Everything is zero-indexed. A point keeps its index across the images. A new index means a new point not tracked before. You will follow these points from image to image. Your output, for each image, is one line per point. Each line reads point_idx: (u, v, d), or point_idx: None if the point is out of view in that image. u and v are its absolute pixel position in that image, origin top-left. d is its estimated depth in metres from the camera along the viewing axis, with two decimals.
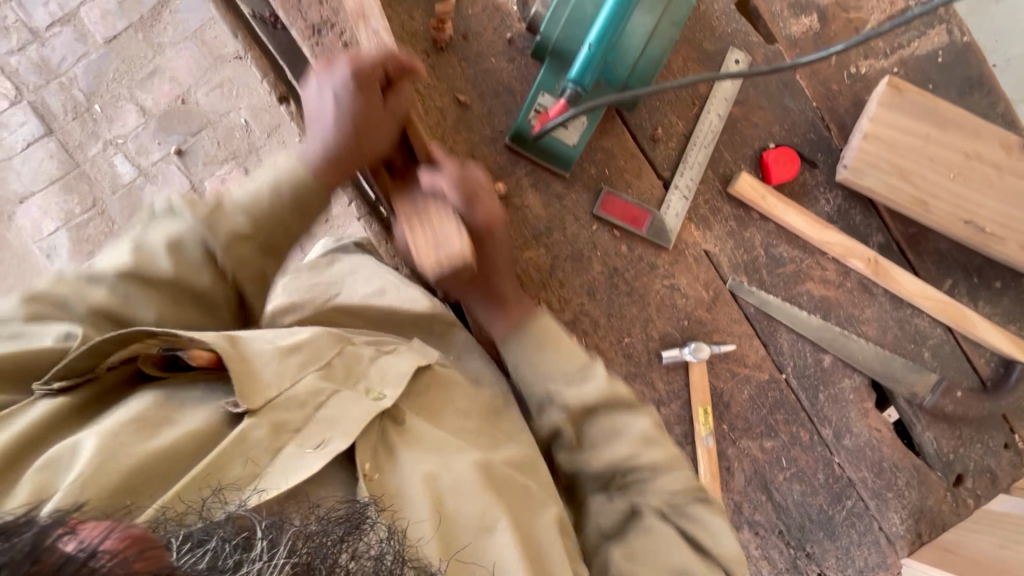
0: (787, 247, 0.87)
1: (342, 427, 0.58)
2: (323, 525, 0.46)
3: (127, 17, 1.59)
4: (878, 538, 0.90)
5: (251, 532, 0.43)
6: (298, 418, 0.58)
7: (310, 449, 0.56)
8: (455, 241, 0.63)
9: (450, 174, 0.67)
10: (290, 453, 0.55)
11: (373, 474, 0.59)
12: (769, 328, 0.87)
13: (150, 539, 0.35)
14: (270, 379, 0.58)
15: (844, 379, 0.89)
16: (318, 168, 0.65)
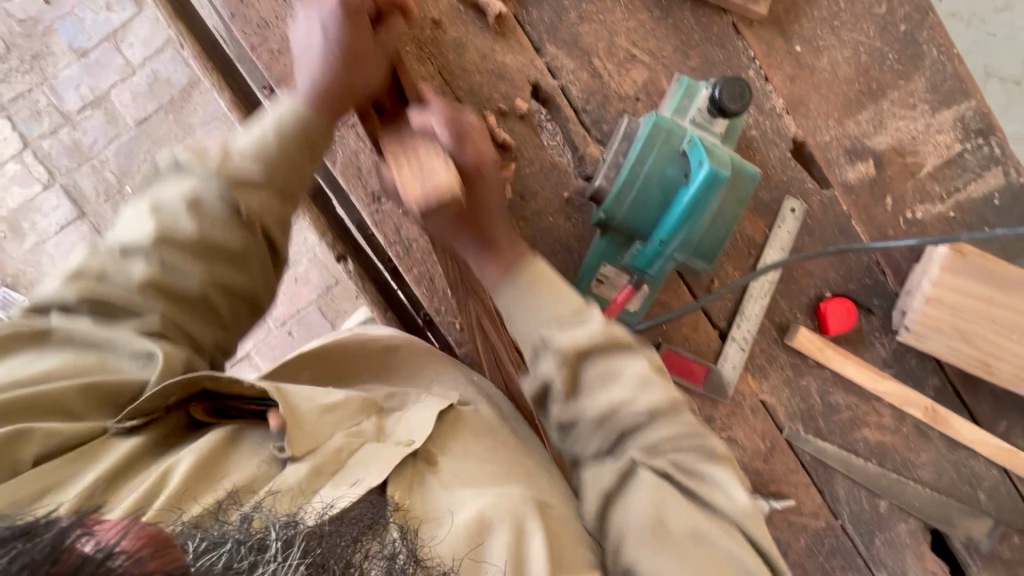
0: (842, 394, 0.86)
1: (375, 468, 0.56)
2: (335, 526, 0.45)
3: (157, 98, 1.58)
4: None
5: (266, 535, 0.41)
6: (331, 459, 0.55)
7: (344, 488, 0.53)
8: (442, 174, 0.59)
9: (439, 114, 0.62)
10: (326, 493, 0.52)
11: (403, 502, 0.54)
12: (826, 476, 0.87)
13: (167, 539, 0.36)
14: (306, 414, 0.56)
15: (900, 523, 0.88)
16: (317, 105, 0.63)
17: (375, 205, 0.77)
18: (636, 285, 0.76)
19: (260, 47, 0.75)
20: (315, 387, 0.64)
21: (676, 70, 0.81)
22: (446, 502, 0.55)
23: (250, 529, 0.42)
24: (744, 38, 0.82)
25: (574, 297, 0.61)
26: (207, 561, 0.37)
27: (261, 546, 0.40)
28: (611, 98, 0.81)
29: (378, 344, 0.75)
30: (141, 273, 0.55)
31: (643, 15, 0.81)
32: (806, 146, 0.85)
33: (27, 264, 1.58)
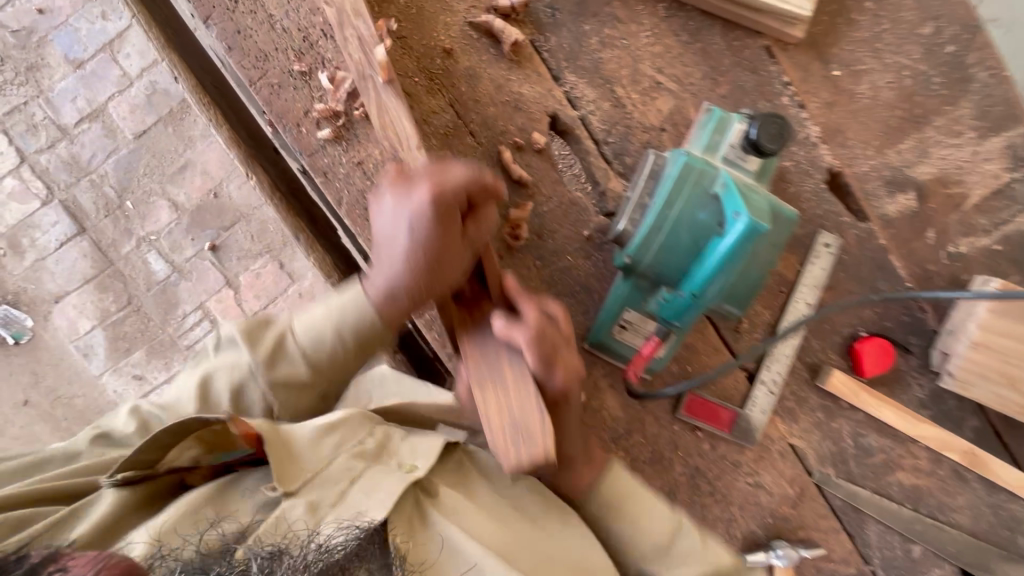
0: (877, 437, 0.82)
1: (377, 499, 0.58)
2: (316, 560, 0.49)
3: (157, 110, 1.54)
4: None
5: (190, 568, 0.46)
6: (330, 495, 0.59)
7: (345, 521, 0.56)
8: (536, 417, 0.56)
9: (530, 325, 0.57)
10: (329, 522, 0.57)
11: (406, 542, 0.58)
12: (857, 521, 0.83)
13: (133, 565, 0.46)
14: (308, 460, 0.61)
15: (935, 569, 0.84)
16: (408, 279, 0.59)
17: None
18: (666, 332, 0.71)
19: (259, 80, 0.70)
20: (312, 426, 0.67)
21: (704, 99, 0.76)
22: (442, 549, 0.60)
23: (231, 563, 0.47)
24: (777, 62, 0.77)
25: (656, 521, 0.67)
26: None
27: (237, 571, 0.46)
28: (634, 129, 0.76)
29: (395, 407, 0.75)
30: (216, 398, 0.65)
31: (669, 39, 0.75)
32: (842, 176, 0.79)
33: (29, 281, 1.55)
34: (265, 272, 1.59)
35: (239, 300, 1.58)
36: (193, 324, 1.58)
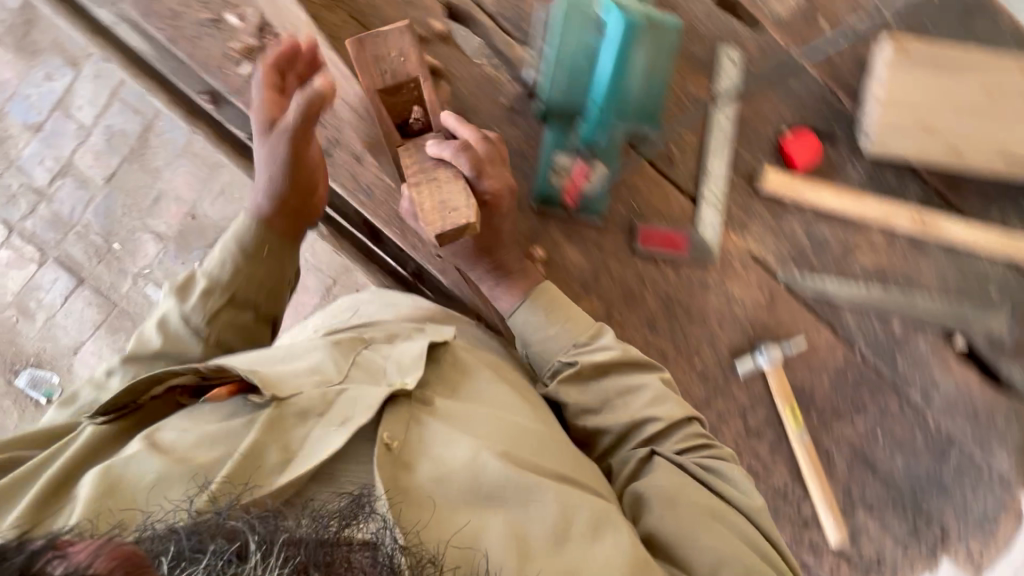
0: (828, 227, 0.86)
1: (362, 404, 0.67)
2: (317, 523, 0.51)
3: (119, 151, 1.63)
4: (990, 481, 0.90)
5: (247, 544, 0.46)
6: (320, 403, 0.68)
7: (335, 427, 0.66)
8: (461, 203, 0.68)
9: (456, 144, 0.71)
10: (318, 435, 0.65)
11: (394, 441, 0.66)
12: (833, 311, 0.86)
13: (140, 556, 0.39)
14: (291, 374, 0.71)
15: (918, 338, 0.88)
16: (268, 219, 0.78)
17: (328, 161, 0.80)
18: (591, 163, 0.79)
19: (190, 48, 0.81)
20: (293, 351, 0.77)
21: None
22: (439, 448, 0.67)
23: (229, 539, 0.47)
24: None
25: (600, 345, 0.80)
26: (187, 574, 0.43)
27: (243, 557, 0.45)
28: None
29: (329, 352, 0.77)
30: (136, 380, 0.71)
31: None
32: None
33: (44, 340, 1.63)
34: None
35: None
36: None
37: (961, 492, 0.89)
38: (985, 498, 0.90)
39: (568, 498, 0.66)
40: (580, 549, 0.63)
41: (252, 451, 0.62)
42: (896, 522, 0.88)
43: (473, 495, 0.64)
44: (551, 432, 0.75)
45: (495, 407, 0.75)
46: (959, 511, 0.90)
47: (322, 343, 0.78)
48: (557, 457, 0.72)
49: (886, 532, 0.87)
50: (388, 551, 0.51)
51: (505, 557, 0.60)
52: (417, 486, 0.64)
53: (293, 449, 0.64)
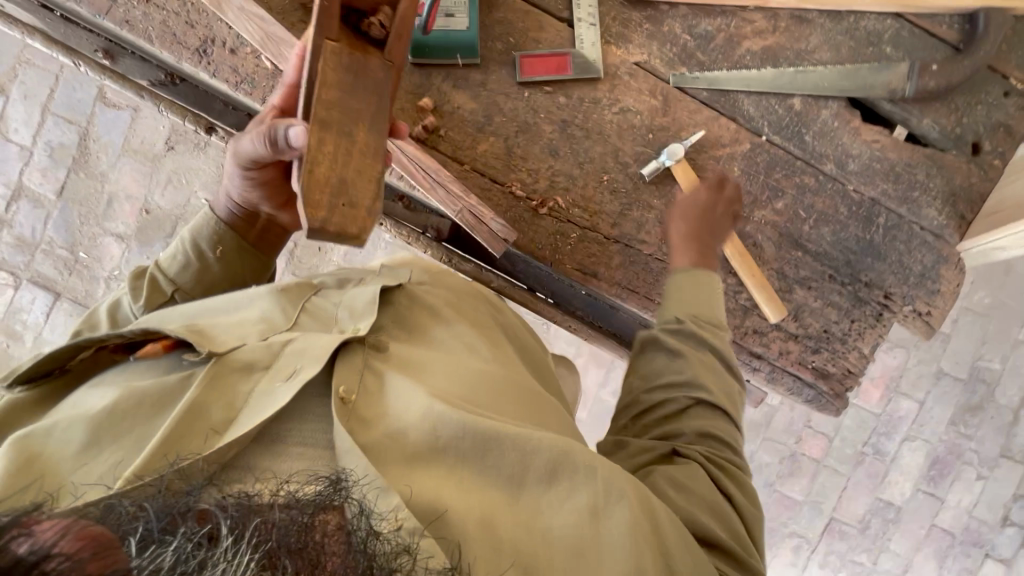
0: (708, 21, 0.87)
1: (309, 356, 0.59)
2: (292, 500, 0.43)
3: (63, 164, 1.67)
4: (925, 237, 0.91)
5: (218, 528, 0.39)
6: (265, 356, 0.60)
7: (280, 382, 0.57)
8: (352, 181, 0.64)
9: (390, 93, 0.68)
10: (264, 389, 0.57)
11: (351, 396, 0.59)
12: (730, 102, 0.88)
13: (108, 536, 0.36)
14: (230, 331, 0.63)
15: (821, 111, 0.89)
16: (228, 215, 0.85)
17: (205, 59, 0.81)
18: None
19: None
20: (233, 303, 0.70)
21: None
22: (398, 398, 0.61)
23: (197, 520, 0.40)
24: None
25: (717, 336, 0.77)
26: (154, 558, 0.36)
27: (215, 539, 0.39)
28: None
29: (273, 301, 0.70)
30: (98, 320, 0.77)
31: None
32: None
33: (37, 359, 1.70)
34: None
35: None
36: None
37: (897, 253, 0.91)
38: (924, 254, 0.91)
39: (524, 437, 0.59)
40: (536, 496, 0.58)
41: (189, 412, 0.53)
42: (836, 294, 0.90)
43: (431, 446, 0.58)
44: (502, 373, 0.71)
45: (449, 351, 0.71)
46: (900, 273, 0.91)
47: (266, 290, 0.72)
48: (507, 400, 0.68)
49: (828, 305, 0.90)
50: (360, 534, 0.43)
51: (466, 512, 0.54)
52: (373, 441, 0.57)
53: (239, 406, 0.55)
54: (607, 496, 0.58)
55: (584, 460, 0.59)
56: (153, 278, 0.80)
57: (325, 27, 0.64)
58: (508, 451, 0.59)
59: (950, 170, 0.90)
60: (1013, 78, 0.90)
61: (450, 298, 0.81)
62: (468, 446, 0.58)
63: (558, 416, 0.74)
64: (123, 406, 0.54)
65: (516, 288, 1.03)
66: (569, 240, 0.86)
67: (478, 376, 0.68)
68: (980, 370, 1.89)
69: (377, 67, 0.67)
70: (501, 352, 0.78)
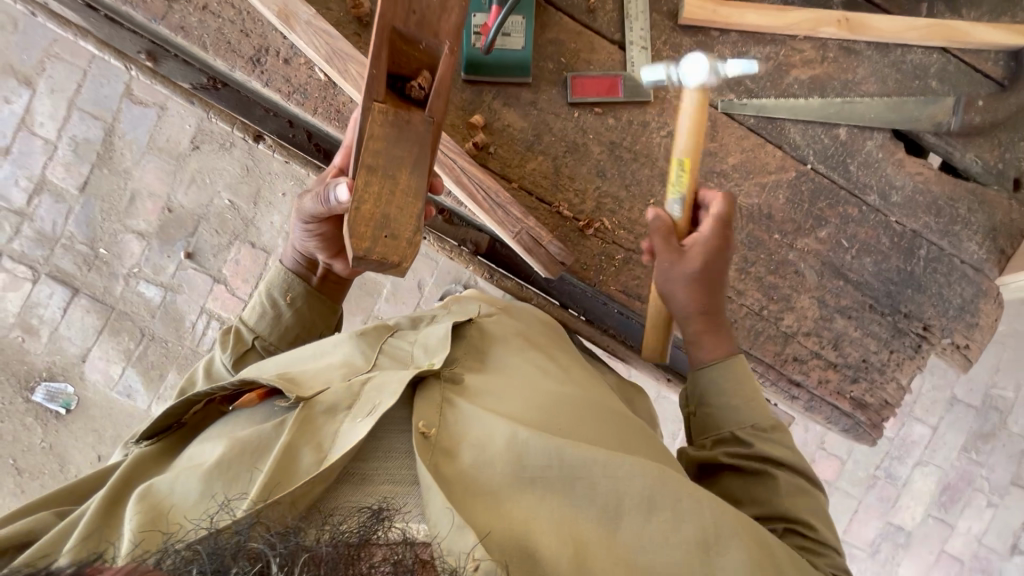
0: (758, 48, 0.88)
1: (388, 389, 0.70)
2: (334, 540, 0.49)
3: (87, 159, 1.66)
4: (965, 271, 0.91)
5: (270, 565, 0.46)
6: (346, 397, 0.71)
7: (362, 416, 0.67)
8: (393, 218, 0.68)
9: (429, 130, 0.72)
10: (347, 424, 0.67)
11: (430, 429, 0.68)
12: (777, 129, 0.88)
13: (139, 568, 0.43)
14: (318, 378, 0.78)
15: (866, 142, 0.89)
16: (296, 263, 1.06)
17: (258, 69, 0.81)
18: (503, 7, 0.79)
19: None
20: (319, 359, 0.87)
21: None
22: (478, 430, 0.69)
23: (252, 560, 0.46)
24: None
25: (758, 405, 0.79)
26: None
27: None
28: None
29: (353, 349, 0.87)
30: (197, 376, 0.96)
31: None
32: None
33: (53, 353, 1.70)
34: (242, 257, 1.71)
35: (232, 290, 1.71)
36: (205, 328, 1.71)
37: (937, 285, 0.91)
38: (963, 287, 0.91)
39: (609, 465, 0.66)
40: (633, 529, 0.62)
41: (287, 451, 0.64)
42: (876, 324, 0.90)
43: (519, 477, 0.65)
44: (577, 402, 0.78)
45: (519, 382, 0.80)
46: (939, 305, 0.91)
47: (347, 337, 0.89)
48: (585, 428, 0.74)
49: (868, 335, 0.90)
50: (402, 563, 0.48)
51: (559, 545, 0.60)
52: (460, 473, 0.65)
53: (326, 445, 0.65)
54: (705, 527, 0.62)
55: (676, 489, 0.65)
56: (240, 333, 1.01)
57: (372, 88, 0.68)
58: (594, 483, 0.65)
59: (992, 205, 0.91)
60: None
61: (517, 339, 0.90)
62: (551, 479, 0.65)
63: (643, 438, 0.80)
64: (230, 449, 0.66)
65: (551, 305, 1.05)
66: (612, 263, 0.86)
67: (542, 404, 0.76)
68: (992, 398, 1.90)
69: (419, 123, 0.70)
70: (574, 381, 0.85)
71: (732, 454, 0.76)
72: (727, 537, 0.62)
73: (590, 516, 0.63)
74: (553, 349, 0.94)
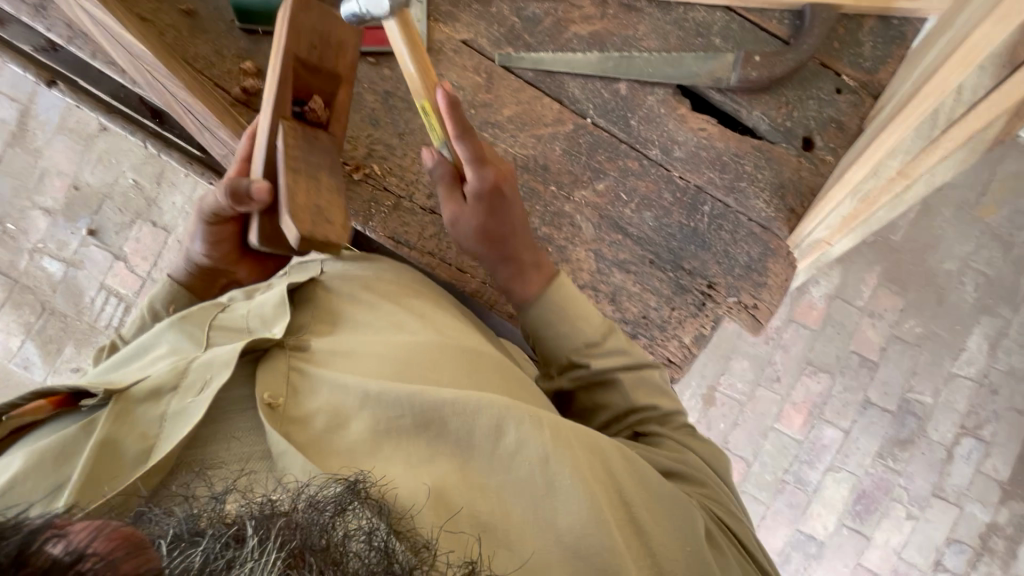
0: (536, 4, 0.89)
1: (218, 364, 0.57)
2: (309, 508, 0.42)
3: (2, 138, 1.75)
4: (752, 229, 0.88)
5: (243, 528, 0.39)
6: (170, 378, 0.56)
7: (192, 397, 0.54)
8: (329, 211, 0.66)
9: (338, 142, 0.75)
10: (175, 410, 0.54)
11: (277, 400, 0.56)
12: (555, 83, 0.89)
13: (139, 536, 0.36)
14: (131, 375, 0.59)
15: (647, 97, 0.89)
16: (180, 276, 0.82)
17: (41, 15, 0.86)
18: None
19: None
20: (148, 341, 0.67)
21: None
22: (328, 392, 0.58)
23: (225, 525, 0.40)
24: None
25: (584, 315, 0.77)
26: (181, 560, 0.36)
27: (241, 540, 0.38)
28: None
29: (190, 324, 0.68)
30: None
31: None
32: None
33: None
34: (142, 235, 1.74)
35: (131, 267, 1.74)
36: (103, 304, 1.74)
37: (722, 242, 0.88)
38: (750, 245, 0.88)
39: (471, 411, 0.56)
40: (494, 463, 0.55)
41: (101, 452, 0.50)
42: (657, 280, 0.88)
43: (375, 436, 0.55)
44: (442, 346, 0.66)
45: (375, 330, 0.67)
46: (724, 263, 0.88)
47: (168, 323, 0.68)
48: (454, 374, 0.63)
49: (647, 291, 0.87)
50: (381, 533, 0.42)
51: (420, 492, 0.50)
52: (313, 440, 0.53)
53: (153, 434, 0.53)
54: (558, 446, 0.56)
55: (530, 417, 0.57)
56: (112, 346, 0.77)
57: (281, 104, 0.68)
58: (457, 430, 0.55)
59: (780, 163, 0.89)
60: (845, 75, 0.90)
61: (377, 281, 0.75)
62: (409, 428, 0.55)
63: (531, 394, 0.69)
64: (30, 468, 0.50)
65: None
66: (382, 208, 0.86)
67: (400, 355, 0.63)
68: (910, 403, 1.82)
69: (327, 138, 0.73)
70: (438, 322, 0.71)
71: (574, 380, 0.77)
72: (580, 457, 0.56)
73: (457, 470, 0.54)
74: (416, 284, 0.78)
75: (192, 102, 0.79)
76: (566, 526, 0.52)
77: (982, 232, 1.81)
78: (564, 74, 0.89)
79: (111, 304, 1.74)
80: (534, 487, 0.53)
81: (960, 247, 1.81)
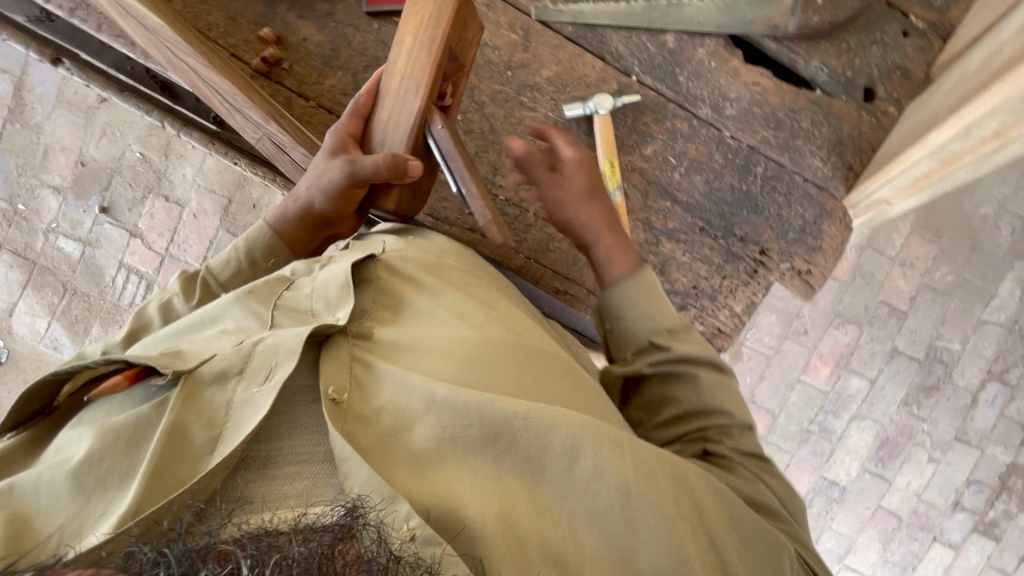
0: None
1: (284, 351, 0.53)
2: (307, 539, 0.38)
3: None
4: (808, 190, 0.84)
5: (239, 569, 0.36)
6: (236, 362, 0.54)
7: (259, 388, 0.51)
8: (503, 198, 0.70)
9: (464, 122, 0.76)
10: (241, 398, 0.51)
11: (341, 396, 0.53)
12: (597, 38, 0.83)
13: None
14: (202, 349, 0.57)
15: (696, 50, 0.83)
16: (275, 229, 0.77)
17: None
18: None
19: None
20: (207, 312, 0.64)
21: None
22: (392, 390, 0.55)
23: (221, 561, 0.36)
24: None
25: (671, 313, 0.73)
26: None
27: None
28: None
29: (249, 298, 0.64)
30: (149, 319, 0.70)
31: None
32: None
33: None
34: (155, 210, 1.70)
35: (147, 244, 1.71)
36: (124, 282, 1.73)
37: (776, 206, 0.84)
38: (805, 208, 0.83)
39: (544, 422, 0.54)
40: (562, 480, 0.53)
41: (169, 440, 0.48)
42: (707, 248, 0.84)
43: (440, 443, 0.52)
44: (507, 343, 0.63)
45: (433, 321, 0.64)
46: (778, 228, 0.84)
47: (233, 295, 0.64)
48: (519, 375, 0.60)
49: (697, 260, 0.84)
50: (380, 562, 0.39)
51: (486, 515, 0.48)
52: (378, 443, 0.52)
53: (221, 423, 0.50)
54: (637, 477, 0.53)
55: (603, 433, 0.54)
56: (207, 283, 0.74)
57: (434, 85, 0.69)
58: (528, 440, 0.53)
59: (838, 117, 0.83)
60: (912, 15, 0.82)
61: (427, 259, 0.71)
62: (475, 436, 0.53)
63: (594, 392, 0.66)
64: (102, 447, 0.48)
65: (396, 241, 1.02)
66: None
67: (465, 347, 0.60)
68: (937, 350, 1.81)
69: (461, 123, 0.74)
70: (504, 314, 0.68)
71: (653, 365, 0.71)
72: (654, 478, 0.54)
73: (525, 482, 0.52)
74: (470, 264, 0.74)
75: (217, 80, 0.72)
76: (642, 561, 0.50)
77: (1023, 173, 1.73)
78: (607, 27, 0.82)
79: (132, 282, 1.73)
80: (607, 510, 0.51)
81: (999, 190, 1.75)
